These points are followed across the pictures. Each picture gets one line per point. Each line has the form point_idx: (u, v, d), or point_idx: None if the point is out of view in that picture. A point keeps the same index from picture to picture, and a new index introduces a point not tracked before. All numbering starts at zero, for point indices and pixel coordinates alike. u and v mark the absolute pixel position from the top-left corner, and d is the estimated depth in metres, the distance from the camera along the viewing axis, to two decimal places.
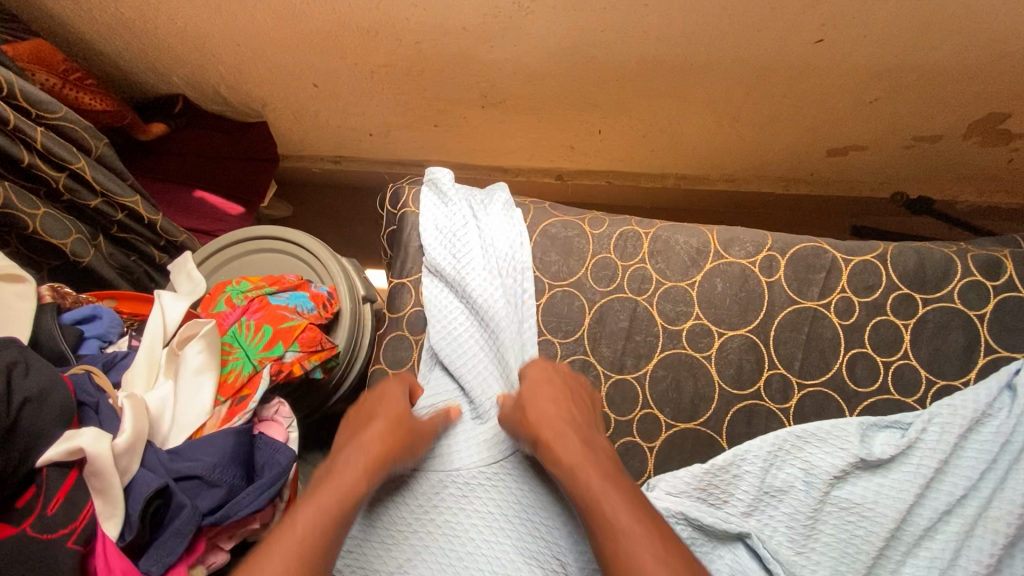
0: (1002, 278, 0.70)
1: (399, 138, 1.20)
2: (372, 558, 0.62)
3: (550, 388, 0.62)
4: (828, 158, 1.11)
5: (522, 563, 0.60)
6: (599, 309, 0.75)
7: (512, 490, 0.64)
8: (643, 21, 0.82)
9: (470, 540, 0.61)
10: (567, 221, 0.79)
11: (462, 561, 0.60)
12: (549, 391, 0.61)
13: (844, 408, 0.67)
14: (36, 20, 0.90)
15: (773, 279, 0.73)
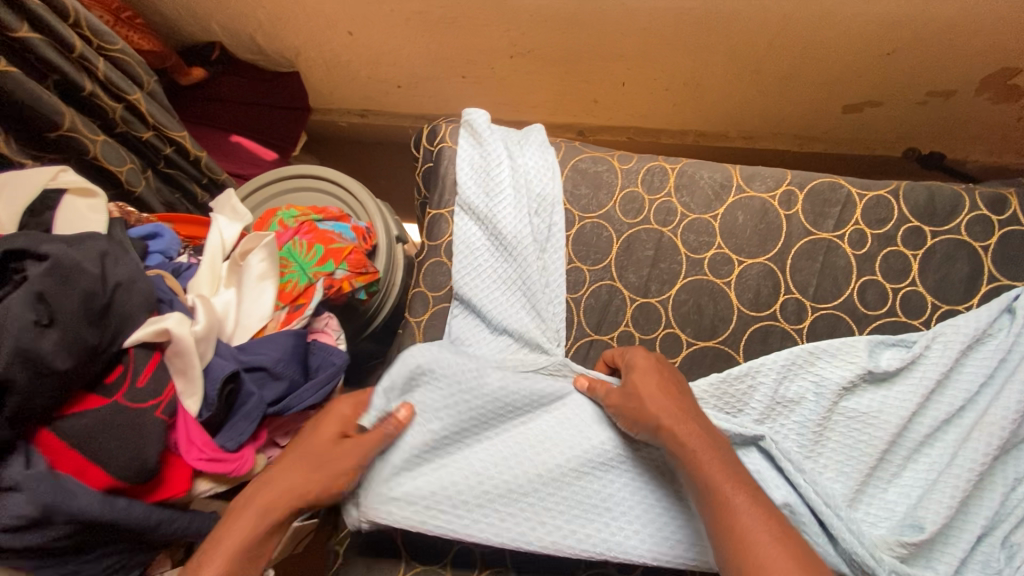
0: (1007, 213, 0.74)
1: (427, 91, 1.24)
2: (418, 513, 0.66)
3: (658, 377, 0.65)
4: (844, 115, 1.15)
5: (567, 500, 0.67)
6: (626, 239, 0.79)
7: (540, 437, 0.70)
8: None
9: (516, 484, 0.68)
10: (597, 157, 0.83)
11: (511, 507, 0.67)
12: (656, 380, 0.64)
13: (853, 329, 0.72)
14: None
15: (791, 212, 0.77)
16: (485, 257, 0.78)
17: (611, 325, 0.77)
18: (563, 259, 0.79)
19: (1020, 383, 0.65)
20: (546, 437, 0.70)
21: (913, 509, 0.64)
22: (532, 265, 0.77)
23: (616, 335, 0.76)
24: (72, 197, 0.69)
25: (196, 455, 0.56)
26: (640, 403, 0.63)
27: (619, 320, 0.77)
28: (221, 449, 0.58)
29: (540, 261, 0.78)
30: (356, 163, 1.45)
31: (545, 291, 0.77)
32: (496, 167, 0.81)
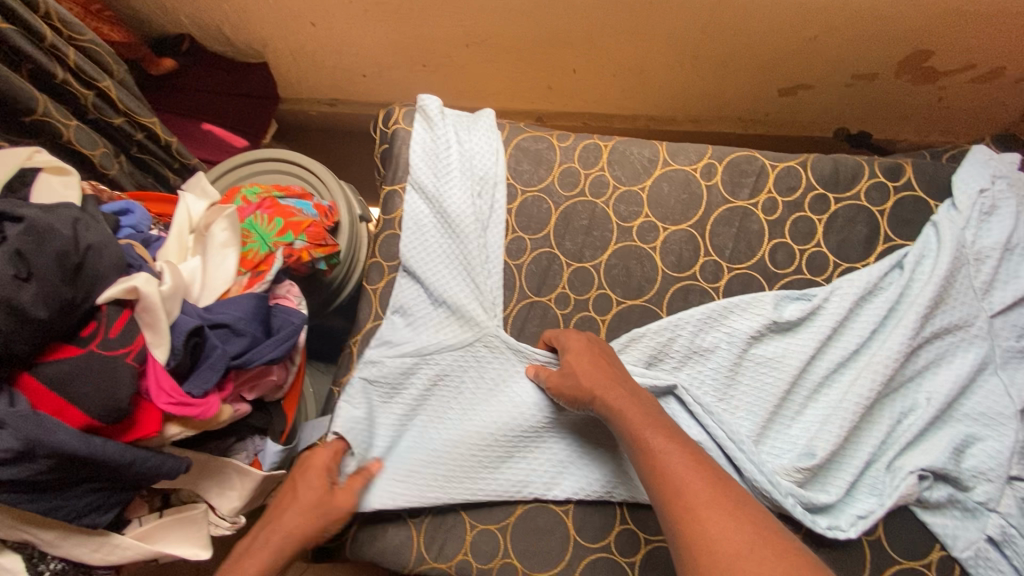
0: (903, 180, 0.83)
1: (391, 80, 1.31)
2: (399, 485, 0.76)
3: (592, 356, 0.71)
4: (780, 98, 1.23)
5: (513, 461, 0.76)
6: (564, 211, 0.87)
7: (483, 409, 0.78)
8: None
9: (468, 455, 0.76)
10: (538, 136, 0.90)
11: (467, 473, 0.76)
12: (588, 358, 0.71)
13: (765, 286, 0.80)
14: None
15: (711, 182, 0.85)
16: (430, 231, 0.84)
17: (550, 288, 0.84)
18: (505, 229, 0.86)
19: (904, 326, 0.74)
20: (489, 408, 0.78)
21: (811, 441, 0.73)
22: (470, 242, 0.84)
23: (553, 296, 0.84)
24: (48, 175, 0.75)
25: (164, 400, 0.63)
26: (577, 381, 0.70)
27: (557, 283, 0.84)
28: (187, 395, 0.65)
29: (480, 237, 0.84)
30: (327, 149, 1.51)
31: (483, 265, 0.84)
32: (443, 147, 0.88)
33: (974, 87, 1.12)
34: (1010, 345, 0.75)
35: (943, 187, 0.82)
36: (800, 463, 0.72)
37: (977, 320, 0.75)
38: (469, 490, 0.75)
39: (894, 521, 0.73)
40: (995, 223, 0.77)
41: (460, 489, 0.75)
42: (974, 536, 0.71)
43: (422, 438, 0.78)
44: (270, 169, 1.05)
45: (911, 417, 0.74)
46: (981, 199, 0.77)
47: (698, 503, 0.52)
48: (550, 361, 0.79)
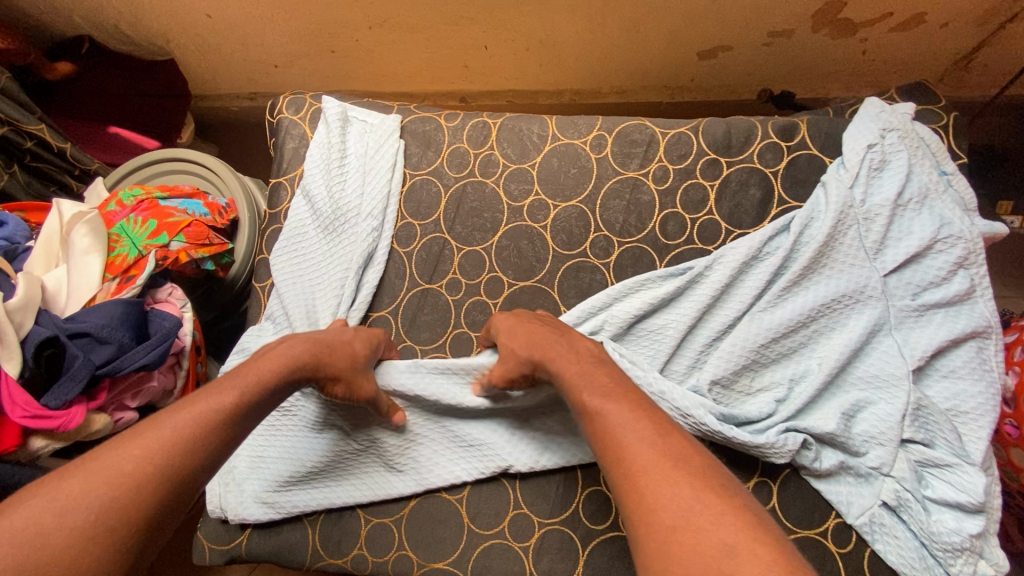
0: (796, 139, 0.80)
1: (304, 68, 1.27)
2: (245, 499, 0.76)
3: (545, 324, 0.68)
4: (701, 62, 1.19)
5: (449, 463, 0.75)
6: (454, 194, 0.84)
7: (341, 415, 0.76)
8: None
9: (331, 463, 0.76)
10: (426, 118, 0.87)
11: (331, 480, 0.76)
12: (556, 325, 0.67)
13: (655, 259, 0.79)
14: None
15: (601, 155, 0.82)
16: (307, 233, 0.82)
17: (441, 274, 0.82)
18: (394, 218, 0.83)
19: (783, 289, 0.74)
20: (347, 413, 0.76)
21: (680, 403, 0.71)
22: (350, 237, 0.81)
23: (444, 282, 0.82)
24: None
25: (18, 414, 0.61)
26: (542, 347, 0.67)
27: (447, 269, 0.82)
28: (44, 407, 0.63)
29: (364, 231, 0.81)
30: (255, 145, 1.48)
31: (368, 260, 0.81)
32: (328, 140, 0.84)
33: (894, 38, 1.08)
34: (905, 303, 0.73)
35: (837, 144, 0.79)
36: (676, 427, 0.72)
37: (870, 279, 0.73)
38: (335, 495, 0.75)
39: (791, 488, 0.72)
40: (886, 178, 0.75)
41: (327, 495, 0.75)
42: (868, 502, 0.70)
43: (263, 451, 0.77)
44: (170, 170, 1.03)
45: (800, 384, 0.73)
46: (872, 154, 0.76)
47: (648, 474, 0.48)
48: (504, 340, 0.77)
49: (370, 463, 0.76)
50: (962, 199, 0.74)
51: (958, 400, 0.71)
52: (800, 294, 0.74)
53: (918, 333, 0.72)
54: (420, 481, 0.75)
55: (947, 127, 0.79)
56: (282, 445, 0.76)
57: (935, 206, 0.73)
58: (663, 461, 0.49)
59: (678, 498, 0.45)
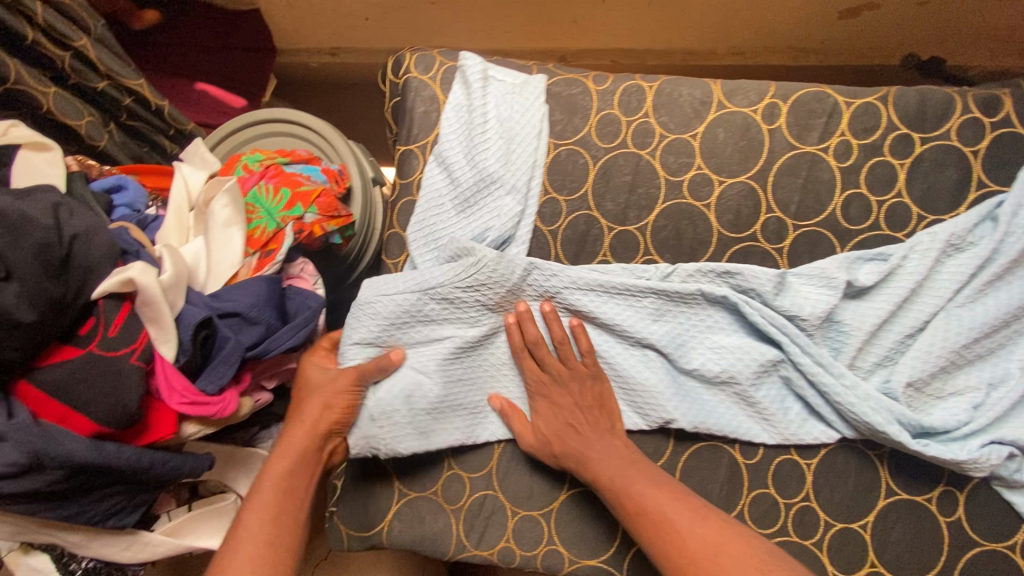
0: (1001, 114, 0.70)
1: (397, 21, 1.18)
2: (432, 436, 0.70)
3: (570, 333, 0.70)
4: (841, 21, 1.07)
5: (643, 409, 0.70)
6: (603, 166, 0.76)
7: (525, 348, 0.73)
8: None
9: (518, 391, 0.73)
10: (571, 80, 0.78)
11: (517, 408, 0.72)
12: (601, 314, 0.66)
13: (836, 245, 0.71)
14: None
15: (774, 126, 0.74)
16: (443, 207, 0.76)
17: (589, 257, 0.75)
18: (539, 192, 0.76)
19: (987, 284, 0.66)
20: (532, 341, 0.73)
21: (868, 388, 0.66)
22: (499, 208, 0.74)
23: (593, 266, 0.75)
24: (27, 152, 0.64)
25: (177, 401, 0.58)
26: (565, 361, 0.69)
27: (597, 250, 0.75)
28: (203, 394, 0.59)
29: (512, 204, 0.74)
30: (332, 104, 1.39)
31: (516, 233, 0.75)
32: (466, 105, 0.77)
33: None
34: None
35: None
36: (857, 427, 0.67)
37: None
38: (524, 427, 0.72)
39: (980, 498, 0.67)
40: None
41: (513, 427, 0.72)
42: None
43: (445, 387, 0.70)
44: (274, 130, 0.96)
45: (1001, 390, 0.66)
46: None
47: (670, 516, 0.57)
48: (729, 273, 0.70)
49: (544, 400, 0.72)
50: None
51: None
52: (1004, 292, 0.67)
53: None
54: None
55: None
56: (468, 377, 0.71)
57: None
58: (700, 528, 0.56)
59: (703, 530, 0.55)
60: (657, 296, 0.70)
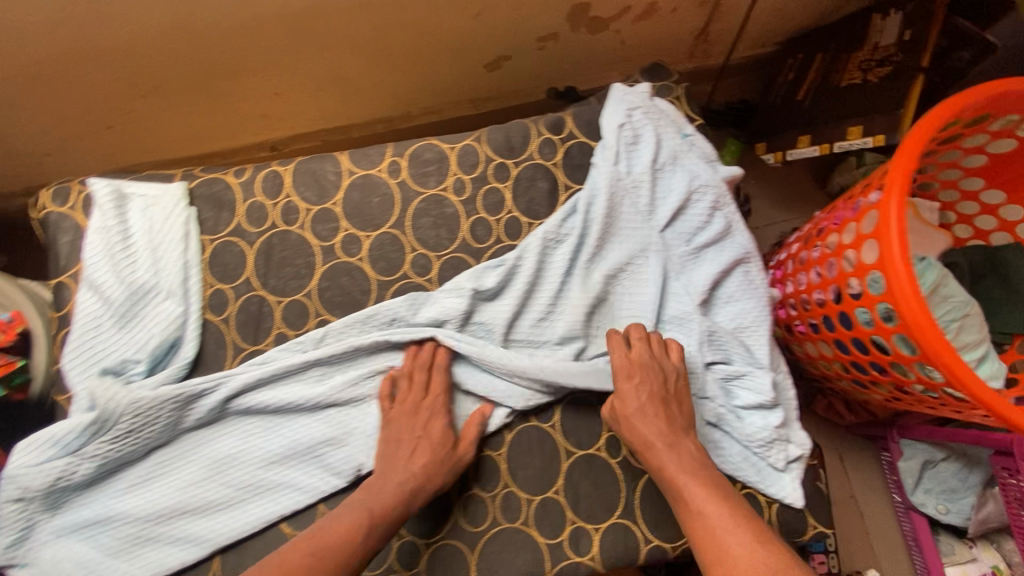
0: (565, 131, 0.90)
1: (81, 151, 1.18)
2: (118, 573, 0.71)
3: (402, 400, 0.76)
4: (491, 73, 1.28)
5: (322, 473, 0.74)
6: (260, 248, 0.82)
7: (202, 453, 0.74)
8: None
9: (203, 496, 0.73)
10: (213, 179, 0.84)
11: (204, 516, 0.73)
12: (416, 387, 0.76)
13: (473, 264, 0.83)
14: None
15: (399, 179, 0.85)
16: (102, 326, 0.76)
17: (265, 333, 0.79)
18: (199, 288, 0.79)
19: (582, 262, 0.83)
20: (207, 443, 0.75)
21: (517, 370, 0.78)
22: (160, 315, 0.77)
23: (271, 341, 0.79)
24: None
25: None
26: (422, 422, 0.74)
27: (271, 326, 0.79)
28: None
29: (173, 308, 0.77)
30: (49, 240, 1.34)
31: (181, 335, 0.77)
32: (106, 226, 0.78)
33: (641, 25, 1.24)
34: (682, 250, 0.84)
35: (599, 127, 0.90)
36: (521, 407, 0.78)
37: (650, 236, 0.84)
38: (213, 531, 0.72)
39: None
40: (641, 149, 0.86)
41: (202, 537, 0.72)
42: (697, 425, 0.79)
43: (124, 519, 0.72)
44: None
45: None
46: (626, 131, 0.86)
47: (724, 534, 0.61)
48: (364, 321, 0.78)
49: (228, 498, 0.73)
50: (704, 152, 0.87)
51: (743, 317, 0.82)
52: (598, 263, 0.83)
53: (694, 270, 0.84)
54: (282, 500, 0.73)
55: (681, 96, 0.93)
56: (146, 499, 0.73)
57: (686, 163, 0.85)
58: (733, 516, 0.62)
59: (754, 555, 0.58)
60: (308, 363, 0.76)
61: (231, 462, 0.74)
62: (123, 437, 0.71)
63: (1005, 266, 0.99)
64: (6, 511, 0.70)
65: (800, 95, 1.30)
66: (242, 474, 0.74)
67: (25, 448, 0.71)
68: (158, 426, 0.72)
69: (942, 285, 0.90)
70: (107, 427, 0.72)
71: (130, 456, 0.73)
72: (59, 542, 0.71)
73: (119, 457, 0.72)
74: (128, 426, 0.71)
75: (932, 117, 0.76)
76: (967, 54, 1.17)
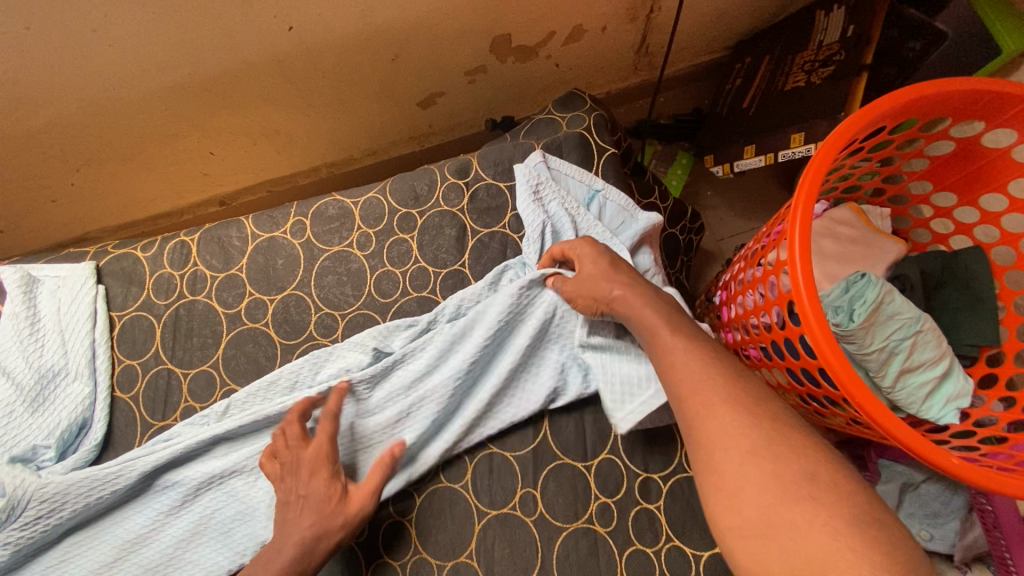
0: (471, 174, 0.87)
1: (32, 225, 1.22)
2: None
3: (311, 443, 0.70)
4: (426, 110, 1.26)
5: (234, 549, 0.73)
6: (168, 320, 0.83)
7: (114, 535, 0.73)
8: (120, 58, 0.90)
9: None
10: (122, 254, 0.86)
11: None
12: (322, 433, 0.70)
13: (379, 321, 0.81)
14: None
15: (303, 239, 0.85)
16: (8, 415, 0.74)
17: (173, 407, 0.79)
18: (108, 365, 0.81)
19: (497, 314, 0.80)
20: (119, 523, 0.73)
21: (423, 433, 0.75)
22: (69, 398, 0.77)
23: (178, 414, 0.79)
24: None
25: None
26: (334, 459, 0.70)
27: (179, 399, 0.80)
28: None
29: (82, 390, 0.78)
30: None
31: (91, 415, 0.78)
32: (14, 313, 0.78)
33: (572, 48, 1.21)
34: None
35: (506, 168, 0.87)
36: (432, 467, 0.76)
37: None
38: None
39: (552, 488, 0.76)
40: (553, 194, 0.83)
41: None
42: (619, 473, 0.76)
43: None
44: None
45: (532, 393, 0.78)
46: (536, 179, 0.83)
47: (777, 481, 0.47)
48: (267, 390, 0.77)
49: None
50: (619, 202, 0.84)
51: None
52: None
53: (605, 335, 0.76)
54: None
55: (591, 126, 0.90)
56: None
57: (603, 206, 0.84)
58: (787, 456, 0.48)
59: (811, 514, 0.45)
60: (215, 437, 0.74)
61: (143, 542, 0.72)
62: (31, 525, 0.70)
63: (964, 272, 0.91)
64: None
65: (746, 103, 1.24)
66: (154, 555, 0.72)
67: None
68: (67, 512, 0.71)
69: (886, 302, 0.84)
70: (14, 516, 0.70)
71: (40, 544, 0.71)
72: None
73: (29, 546, 0.70)
74: (36, 513, 0.70)
75: (837, 134, 0.71)
76: (919, 45, 1.09)
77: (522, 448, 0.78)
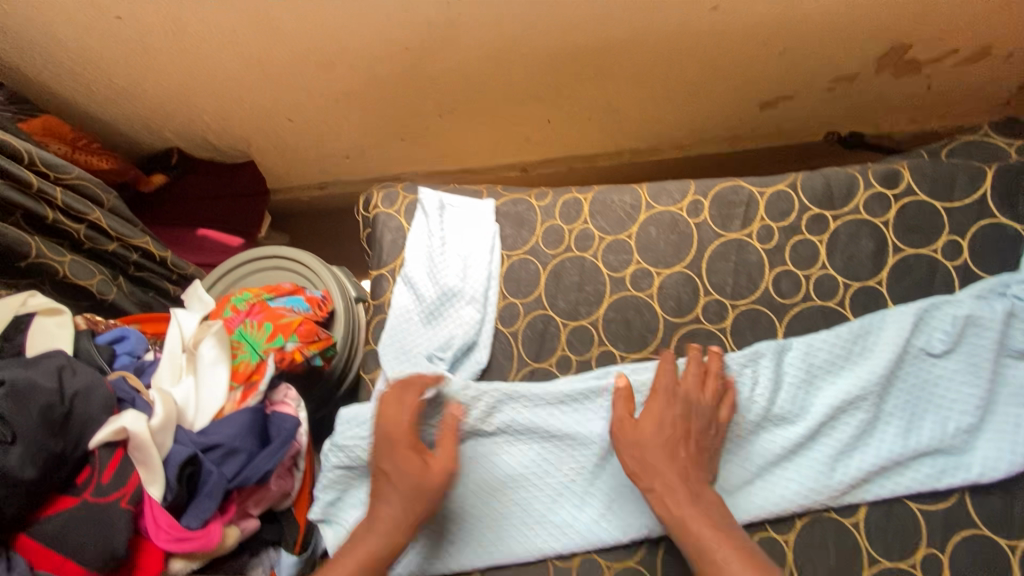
0: (901, 186, 0.78)
1: (372, 158, 1.33)
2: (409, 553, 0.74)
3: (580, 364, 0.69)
4: (763, 112, 1.20)
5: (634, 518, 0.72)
6: (552, 270, 0.84)
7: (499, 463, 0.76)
8: (550, 16, 0.93)
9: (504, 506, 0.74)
10: (517, 199, 0.89)
11: (499, 525, 0.74)
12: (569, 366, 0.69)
13: (776, 320, 0.76)
14: (63, 107, 1.07)
15: (700, 220, 0.82)
16: (415, 320, 0.83)
17: (549, 352, 0.81)
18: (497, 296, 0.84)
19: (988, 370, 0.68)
20: (507, 452, 0.76)
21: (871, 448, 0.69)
22: (463, 316, 0.82)
23: (554, 360, 0.81)
24: (42, 317, 0.75)
25: (163, 539, 0.62)
26: None
27: (556, 345, 0.81)
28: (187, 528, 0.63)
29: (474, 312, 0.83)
30: (309, 228, 1.55)
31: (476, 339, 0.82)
32: (430, 231, 0.87)
33: (962, 71, 1.08)
34: None
35: (946, 186, 0.77)
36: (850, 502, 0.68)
37: None
38: (499, 541, 0.73)
39: (964, 559, 0.66)
40: None
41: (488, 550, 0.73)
42: None
43: None
44: (275, 263, 1.05)
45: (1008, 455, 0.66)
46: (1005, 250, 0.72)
47: None
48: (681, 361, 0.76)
49: (521, 520, 0.74)
50: None
51: None
52: (919, 336, 0.71)
53: None
54: (569, 540, 0.73)
55: None
56: (442, 492, 0.75)
57: None
58: None
59: None
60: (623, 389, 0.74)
61: (531, 482, 0.75)
62: (444, 425, 0.76)
63: None
64: (336, 473, 0.76)
65: None
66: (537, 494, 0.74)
67: (361, 410, 0.78)
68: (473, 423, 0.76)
69: None
70: (436, 411, 0.76)
71: None
72: (368, 510, 0.76)
73: (433, 440, 0.76)
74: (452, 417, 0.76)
75: None
76: None
77: (932, 504, 0.68)
